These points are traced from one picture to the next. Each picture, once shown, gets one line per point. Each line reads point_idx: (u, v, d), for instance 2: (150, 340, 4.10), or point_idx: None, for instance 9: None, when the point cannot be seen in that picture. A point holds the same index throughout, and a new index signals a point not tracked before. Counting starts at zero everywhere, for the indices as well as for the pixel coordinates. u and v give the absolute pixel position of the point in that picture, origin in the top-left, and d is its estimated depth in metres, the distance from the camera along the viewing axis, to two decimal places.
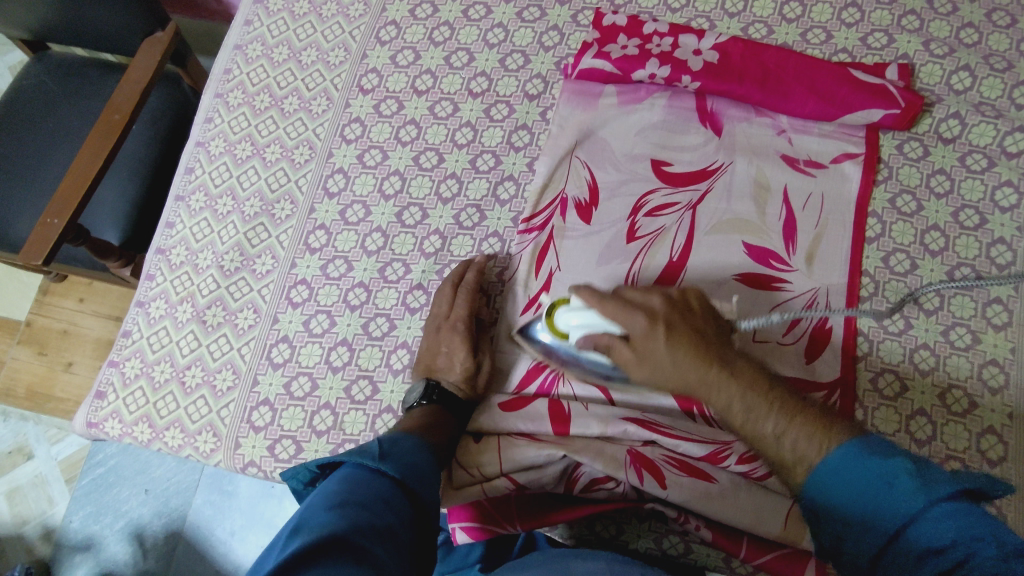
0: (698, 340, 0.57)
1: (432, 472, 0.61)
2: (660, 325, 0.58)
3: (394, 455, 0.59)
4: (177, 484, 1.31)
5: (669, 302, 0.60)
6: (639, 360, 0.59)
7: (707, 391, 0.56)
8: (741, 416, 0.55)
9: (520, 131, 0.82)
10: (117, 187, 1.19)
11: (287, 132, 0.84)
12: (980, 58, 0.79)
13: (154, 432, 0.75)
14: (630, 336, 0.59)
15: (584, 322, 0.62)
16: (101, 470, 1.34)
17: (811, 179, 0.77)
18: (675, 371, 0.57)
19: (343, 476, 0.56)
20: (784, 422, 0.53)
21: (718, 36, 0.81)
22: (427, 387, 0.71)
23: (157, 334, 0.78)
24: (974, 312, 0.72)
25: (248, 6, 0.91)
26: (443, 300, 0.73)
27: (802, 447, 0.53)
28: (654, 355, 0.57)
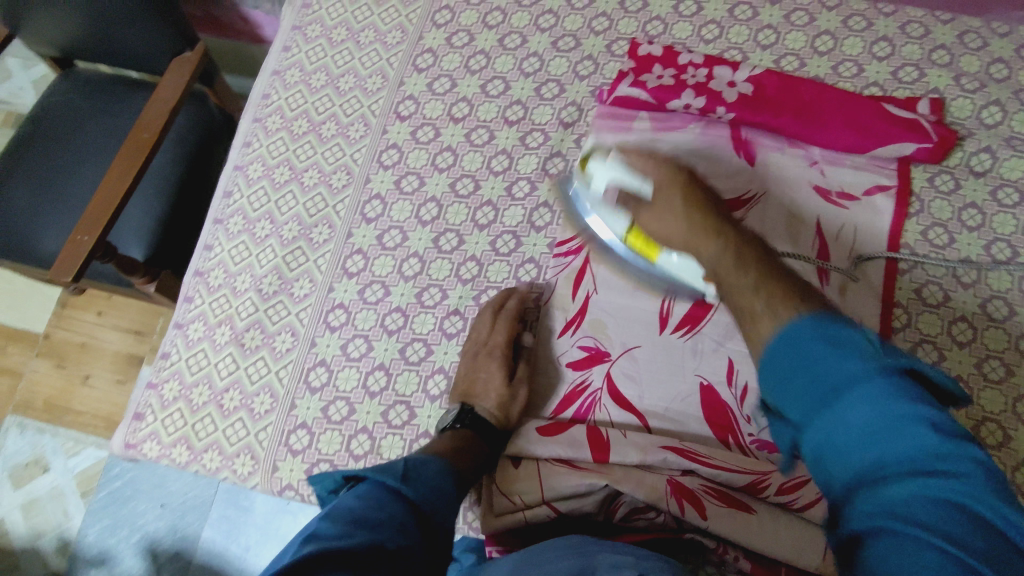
0: (703, 199, 0.62)
1: (452, 499, 0.61)
2: (680, 178, 0.64)
3: (419, 478, 0.60)
4: (193, 498, 1.31)
5: (693, 173, 0.65)
6: (652, 214, 0.65)
7: (698, 236, 0.60)
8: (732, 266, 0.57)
9: (555, 158, 0.83)
10: (143, 204, 1.19)
11: (324, 157, 0.85)
12: (1010, 93, 0.81)
13: (192, 454, 0.75)
14: (650, 190, 0.65)
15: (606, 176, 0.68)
16: (117, 484, 1.34)
17: (843, 212, 0.78)
18: (676, 225, 0.63)
19: (363, 491, 0.57)
20: (754, 280, 0.54)
21: (752, 70, 0.82)
22: (462, 411, 0.72)
23: (195, 356, 0.79)
24: (1007, 345, 0.73)
25: (286, 32, 0.92)
26: (484, 326, 0.75)
27: (770, 307, 0.52)
28: (666, 198, 0.63)
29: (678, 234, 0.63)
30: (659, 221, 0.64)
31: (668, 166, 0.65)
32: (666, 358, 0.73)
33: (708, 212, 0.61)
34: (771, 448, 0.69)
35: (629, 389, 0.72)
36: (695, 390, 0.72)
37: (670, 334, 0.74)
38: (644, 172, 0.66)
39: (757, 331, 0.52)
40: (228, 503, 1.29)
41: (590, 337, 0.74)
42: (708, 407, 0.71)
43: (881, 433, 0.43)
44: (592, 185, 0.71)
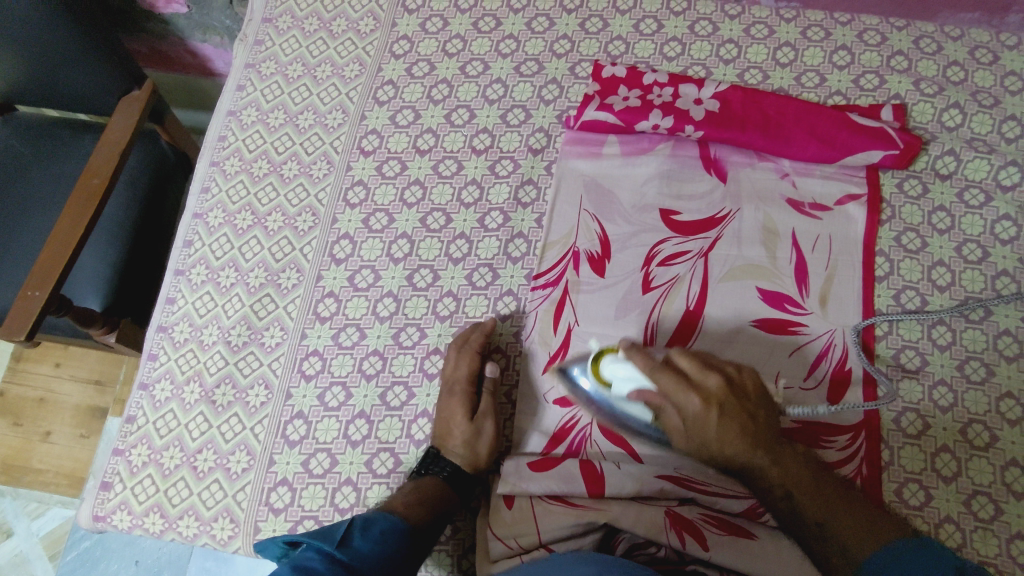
0: (745, 422, 0.59)
1: (394, 561, 0.62)
2: (718, 410, 0.59)
3: (357, 543, 0.61)
4: (168, 553, 1.25)
5: (722, 383, 0.60)
6: (688, 442, 0.60)
7: (745, 470, 0.59)
8: (784, 505, 0.58)
9: (526, 186, 0.81)
10: (98, 251, 1.13)
11: (288, 199, 0.82)
12: (968, 95, 0.82)
13: (166, 522, 0.71)
14: (681, 415, 0.60)
15: (628, 380, 0.62)
16: (87, 544, 1.27)
17: (818, 222, 0.78)
18: (717, 455, 0.59)
19: (299, 561, 0.59)
20: (819, 522, 0.57)
21: (717, 85, 0.82)
22: (428, 455, 0.70)
23: (164, 418, 0.75)
24: (986, 345, 0.73)
25: (240, 70, 0.89)
26: (448, 362, 0.73)
27: (843, 547, 0.56)
28: (703, 432, 0.59)
29: (717, 460, 0.60)
30: (693, 448, 0.60)
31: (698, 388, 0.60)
32: None
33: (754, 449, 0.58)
34: None
35: None
36: None
37: None
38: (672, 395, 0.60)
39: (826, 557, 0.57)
40: (206, 556, 1.23)
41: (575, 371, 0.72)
42: None
43: None
44: (614, 388, 0.64)
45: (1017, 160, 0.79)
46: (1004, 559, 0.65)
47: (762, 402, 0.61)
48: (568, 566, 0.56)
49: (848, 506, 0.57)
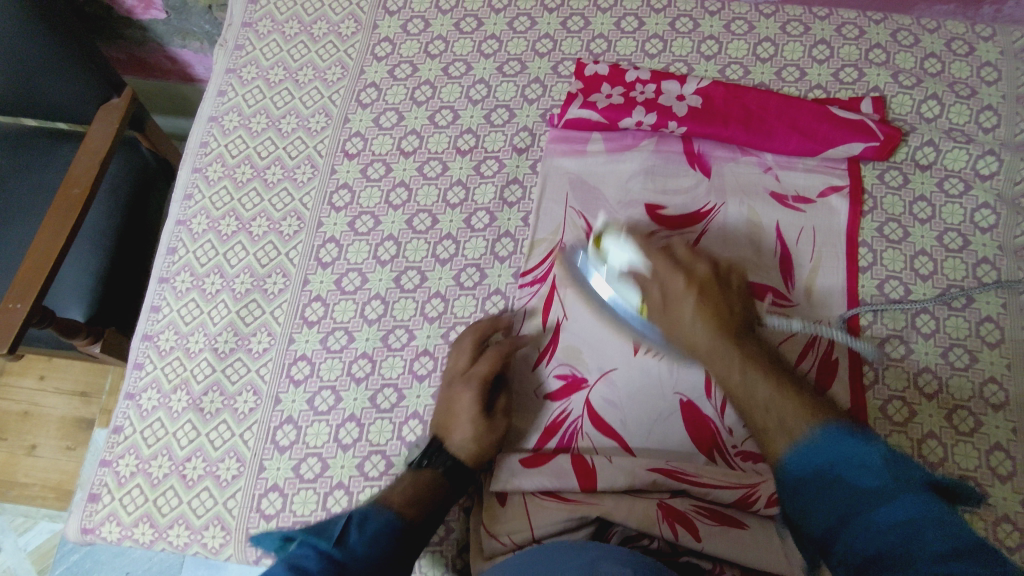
0: (720, 309, 0.64)
1: (388, 560, 0.61)
2: (696, 290, 0.65)
3: (353, 540, 0.60)
4: (159, 564, 1.24)
5: (706, 273, 0.66)
6: (668, 317, 0.66)
7: (711, 350, 0.62)
8: (738, 386, 0.60)
9: (512, 186, 0.81)
10: (80, 261, 1.12)
11: (272, 204, 0.82)
12: (945, 86, 0.83)
13: (156, 532, 0.70)
14: (665, 288, 0.66)
15: (625, 258, 0.69)
16: (76, 557, 1.26)
17: (801, 215, 0.79)
18: (690, 332, 0.64)
19: (293, 558, 0.58)
20: (769, 409, 0.57)
21: (699, 81, 0.83)
22: (430, 446, 0.69)
23: (151, 427, 0.74)
24: (969, 332, 0.74)
25: (220, 76, 0.88)
26: (464, 353, 0.72)
27: (785, 421, 0.56)
28: (679, 312, 0.65)
29: (687, 337, 0.64)
30: (671, 327, 0.66)
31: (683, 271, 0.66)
32: (644, 379, 0.72)
33: (724, 331, 0.63)
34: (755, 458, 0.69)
35: (610, 414, 0.72)
36: (676, 408, 0.71)
37: (645, 354, 0.73)
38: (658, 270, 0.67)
39: (767, 443, 0.57)
40: (198, 565, 1.22)
41: (566, 365, 0.73)
42: (691, 425, 0.71)
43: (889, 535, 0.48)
44: (608, 259, 0.70)
45: (995, 149, 0.80)
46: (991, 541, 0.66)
47: (743, 307, 0.66)
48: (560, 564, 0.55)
49: (800, 404, 0.56)
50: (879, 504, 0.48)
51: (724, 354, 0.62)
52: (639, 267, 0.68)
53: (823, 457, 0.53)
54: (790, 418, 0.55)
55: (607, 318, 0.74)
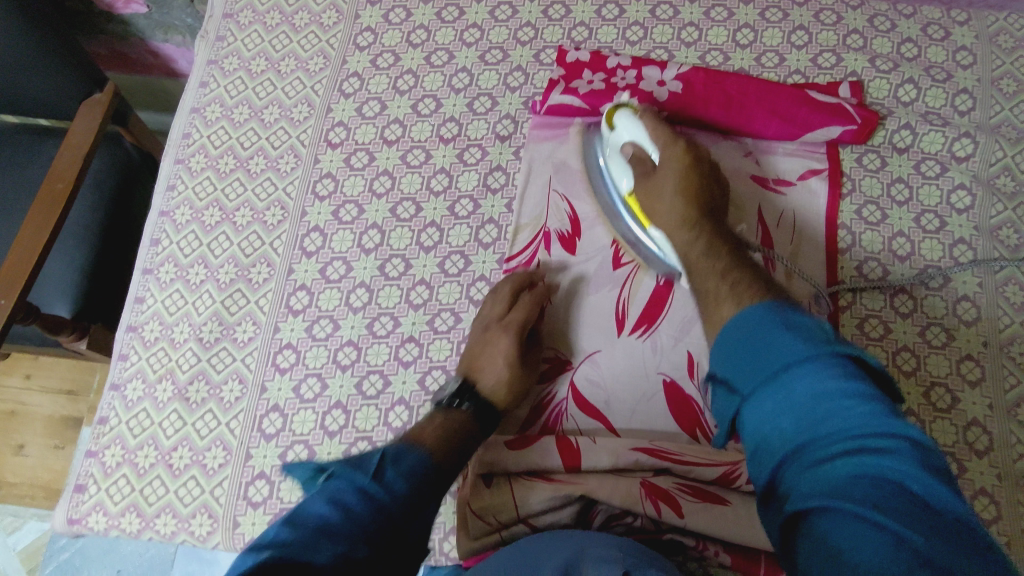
0: (701, 191, 0.72)
1: (423, 498, 0.59)
2: (692, 169, 0.73)
3: (390, 475, 0.58)
4: (150, 559, 1.23)
5: (702, 162, 0.74)
6: (652, 185, 0.74)
7: (678, 222, 0.71)
8: (698, 255, 0.68)
9: (495, 173, 0.82)
10: (65, 257, 1.12)
11: (255, 194, 0.82)
12: (921, 70, 0.84)
13: (143, 521, 0.71)
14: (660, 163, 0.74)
15: (633, 132, 0.76)
16: (66, 555, 1.25)
17: (781, 198, 0.80)
18: (670, 201, 0.72)
19: (331, 492, 0.55)
20: (718, 276, 0.65)
21: (679, 67, 0.83)
22: (463, 386, 0.70)
23: (136, 418, 0.74)
24: (945, 311, 0.76)
25: (202, 67, 0.88)
26: (501, 300, 0.73)
27: (734, 288, 0.62)
28: (666, 182, 0.73)
29: (665, 212, 0.72)
30: (650, 196, 0.74)
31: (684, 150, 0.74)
32: (627, 360, 0.74)
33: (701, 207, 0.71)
34: None
35: (595, 394, 0.73)
36: (659, 388, 0.73)
37: (629, 335, 0.75)
38: (660, 148, 0.74)
39: (717, 307, 0.63)
40: (189, 560, 1.21)
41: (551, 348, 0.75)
42: (674, 404, 0.72)
43: (817, 412, 0.50)
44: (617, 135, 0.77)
45: (970, 131, 0.81)
46: None
47: (722, 201, 0.73)
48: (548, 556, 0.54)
49: (744, 278, 0.64)
50: (806, 374, 0.52)
51: (696, 226, 0.70)
52: (643, 146, 0.75)
53: (773, 326, 0.56)
54: (735, 278, 0.64)
55: (602, 265, 0.78)
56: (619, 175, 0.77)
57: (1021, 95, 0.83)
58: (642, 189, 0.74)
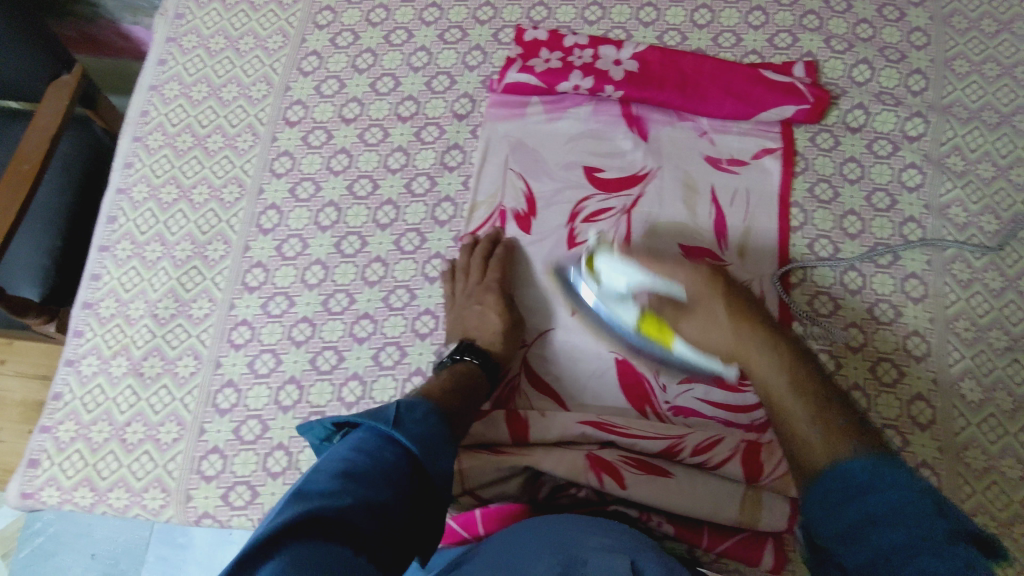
0: (743, 306, 0.64)
1: (443, 442, 0.59)
2: (714, 286, 0.65)
3: (409, 424, 0.57)
4: (124, 543, 1.19)
5: (719, 272, 0.67)
6: (689, 318, 0.66)
7: (745, 348, 0.62)
8: (783, 391, 0.59)
9: (452, 151, 0.82)
10: (32, 241, 1.11)
11: (213, 171, 0.82)
12: (876, 51, 0.85)
13: (96, 495, 0.71)
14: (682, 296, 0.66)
15: (620, 276, 0.68)
16: (39, 540, 1.21)
17: (735, 177, 0.80)
18: (716, 331, 0.64)
19: (354, 443, 0.55)
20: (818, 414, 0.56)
21: (636, 46, 0.84)
22: (461, 346, 0.71)
23: (91, 393, 0.74)
24: (894, 288, 0.77)
25: (160, 44, 0.88)
26: (475, 269, 0.75)
27: (833, 443, 0.53)
28: (702, 313, 0.65)
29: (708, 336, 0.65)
30: (697, 328, 0.66)
31: (690, 266, 0.66)
32: (580, 335, 0.75)
33: (752, 327, 0.63)
34: (686, 413, 0.71)
35: (547, 371, 0.74)
36: (610, 365, 0.74)
37: (582, 313, 0.76)
38: (665, 277, 0.66)
39: (812, 460, 0.54)
40: (162, 543, 1.17)
41: None
42: (625, 380, 0.73)
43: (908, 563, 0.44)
44: (604, 284, 0.70)
45: (921, 112, 0.82)
46: None
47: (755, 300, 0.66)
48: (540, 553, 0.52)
49: (844, 413, 0.56)
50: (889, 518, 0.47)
51: (763, 347, 0.62)
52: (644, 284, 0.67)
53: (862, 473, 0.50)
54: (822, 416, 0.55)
55: (556, 245, 0.78)
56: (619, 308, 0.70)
57: (972, 75, 0.84)
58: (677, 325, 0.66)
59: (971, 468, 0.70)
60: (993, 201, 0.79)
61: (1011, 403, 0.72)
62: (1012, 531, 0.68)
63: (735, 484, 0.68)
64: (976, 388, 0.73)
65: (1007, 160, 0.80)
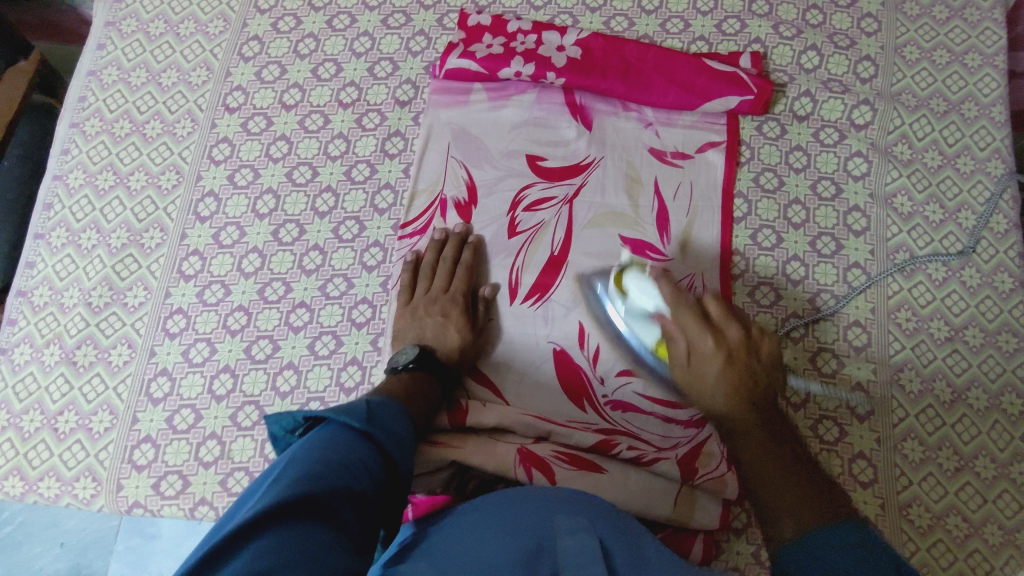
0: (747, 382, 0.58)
1: (410, 444, 0.56)
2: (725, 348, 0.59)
3: (380, 422, 0.54)
4: (94, 532, 1.08)
5: (743, 339, 0.60)
6: (689, 373, 0.61)
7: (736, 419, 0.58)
8: (761, 468, 0.54)
9: (393, 138, 0.81)
10: None
11: (151, 158, 0.81)
12: (825, 37, 0.84)
13: (26, 484, 0.71)
14: (693, 347, 0.60)
15: (644, 297, 0.64)
16: (6, 530, 1.09)
17: (678, 171, 0.79)
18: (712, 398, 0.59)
19: (326, 435, 0.50)
20: (793, 520, 0.49)
21: (579, 33, 0.83)
22: (419, 354, 0.67)
23: (23, 382, 0.74)
24: (836, 278, 0.76)
25: (100, 30, 0.88)
26: (441, 274, 0.74)
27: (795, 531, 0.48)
28: (701, 370, 0.60)
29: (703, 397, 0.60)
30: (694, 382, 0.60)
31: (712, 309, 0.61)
32: (519, 329, 0.74)
33: (752, 418, 0.57)
34: (623, 407, 0.70)
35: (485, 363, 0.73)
36: (547, 356, 0.72)
37: (521, 304, 0.74)
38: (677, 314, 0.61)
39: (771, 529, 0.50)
40: (132, 533, 1.06)
41: None
42: (565, 374, 0.72)
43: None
44: (629, 300, 0.67)
45: (869, 99, 0.81)
46: (846, 477, 0.69)
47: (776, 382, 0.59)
48: (495, 531, 0.47)
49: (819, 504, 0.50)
50: None
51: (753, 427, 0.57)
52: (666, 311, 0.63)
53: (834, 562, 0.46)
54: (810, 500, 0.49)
55: (495, 235, 0.77)
56: (642, 327, 0.67)
57: (922, 63, 0.83)
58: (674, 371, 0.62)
59: (908, 460, 0.70)
60: (939, 190, 0.78)
61: (949, 394, 0.71)
62: (946, 522, 0.67)
63: (670, 481, 0.66)
64: (915, 378, 0.72)
65: (954, 148, 0.79)
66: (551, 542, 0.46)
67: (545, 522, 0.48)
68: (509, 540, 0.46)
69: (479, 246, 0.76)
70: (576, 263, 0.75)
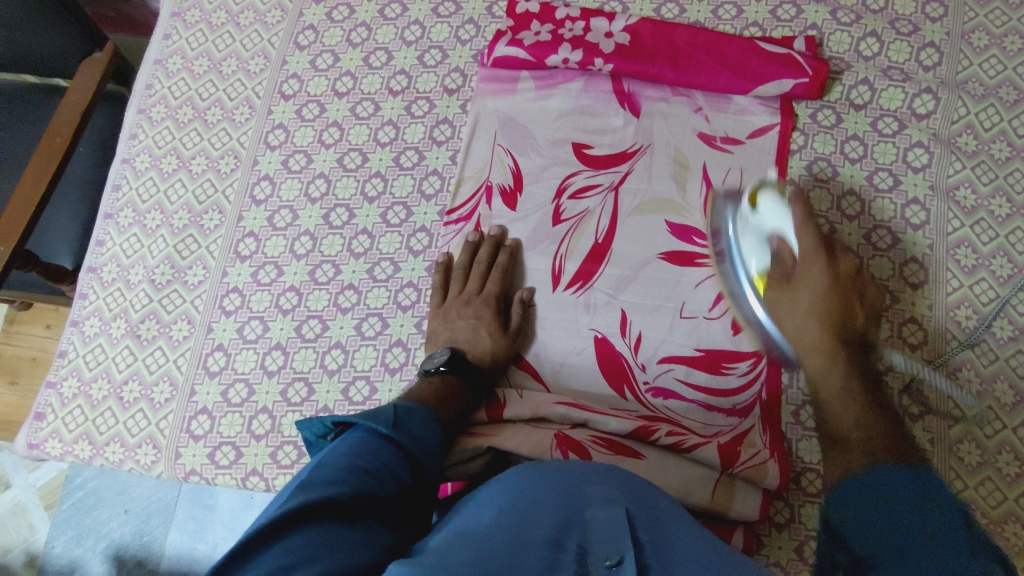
0: (846, 313, 0.62)
1: (439, 450, 0.58)
2: (837, 284, 0.63)
3: (408, 428, 0.56)
4: (158, 501, 1.13)
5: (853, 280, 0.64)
6: (788, 294, 0.65)
7: (813, 351, 0.61)
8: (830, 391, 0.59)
9: (441, 126, 0.83)
10: (72, 208, 1.00)
11: (210, 143, 0.85)
12: (886, 23, 0.81)
13: (94, 448, 0.75)
14: (805, 275, 0.64)
15: (773, 216, 0.68)
16: (80, 495, 1.16)
17: (729, 156, 0.77)
18: (800, 321, 0.63)
19: (354, 442, 0.52)
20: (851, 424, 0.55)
21: (628, 18, 0.82)
22: (452, 357, 0.68)
23: (92, 352, 0.79)
24: (893, 273, 0.73)
25: (167, 20, 0.92)
26: (474, 276, 0.75)
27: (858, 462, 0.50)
28: (796, 294, 0.64)
29: (801, 334, 0.63)
30: (788, 308, 0.64)
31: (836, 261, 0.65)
32: (559, 315, 0.74)
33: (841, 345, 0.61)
34: (665, 394, 0.70)
35: (529, 350, 0.74)
36: (589, 344, 0.72)
37: (564, 291, 0.75)
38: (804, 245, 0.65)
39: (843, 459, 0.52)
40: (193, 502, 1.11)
41: None
42: (607, 363, 0.72)
43: None
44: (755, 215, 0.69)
45: (932, 87, 0.78)
46: None
47: (868, 331, 0.64)
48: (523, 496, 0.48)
49: (881, 440, 0.51)
50: None
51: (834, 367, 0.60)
52: (790, 235, 0.67)
53: None
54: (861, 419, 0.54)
55: (539, 223, 0.77)
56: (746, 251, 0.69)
57: (991, 49, 0.79)
58: (773, 293, 0.66)
59: (964, 464, 0.66)
60: (1006, 183, 0.75)
61: (1011, 397, 0.68)
62: (1003, 530, 0.64)
63: (709, 469, 0.65)
64: (974, 378, 0.69)
65: None
66: (580, 513, 0.46)
67: (575, 490, 0.49)
68: (545, 504, 0.47)
69: (514, 249, 0.76)
70: (617, 260, 0.75)
